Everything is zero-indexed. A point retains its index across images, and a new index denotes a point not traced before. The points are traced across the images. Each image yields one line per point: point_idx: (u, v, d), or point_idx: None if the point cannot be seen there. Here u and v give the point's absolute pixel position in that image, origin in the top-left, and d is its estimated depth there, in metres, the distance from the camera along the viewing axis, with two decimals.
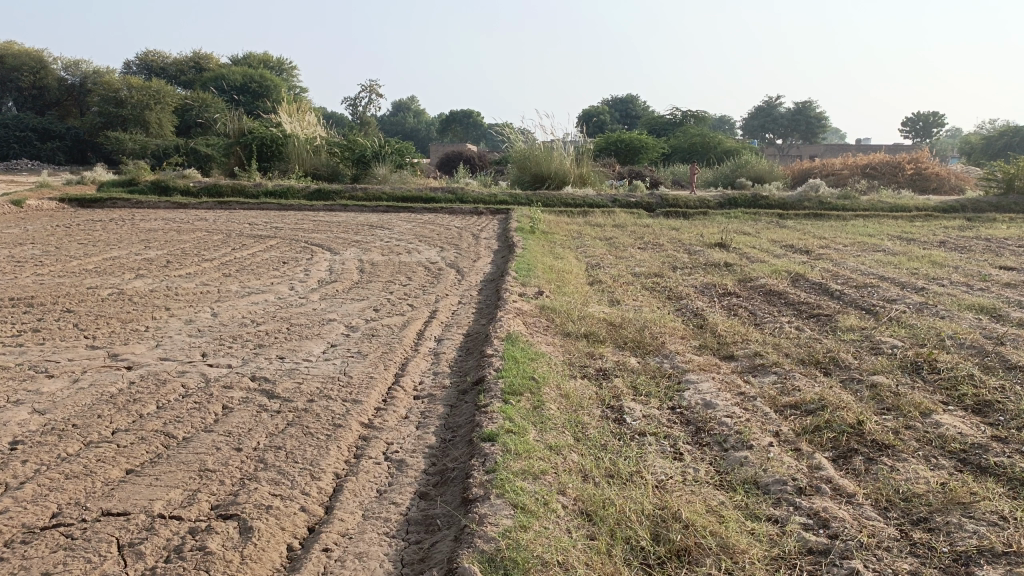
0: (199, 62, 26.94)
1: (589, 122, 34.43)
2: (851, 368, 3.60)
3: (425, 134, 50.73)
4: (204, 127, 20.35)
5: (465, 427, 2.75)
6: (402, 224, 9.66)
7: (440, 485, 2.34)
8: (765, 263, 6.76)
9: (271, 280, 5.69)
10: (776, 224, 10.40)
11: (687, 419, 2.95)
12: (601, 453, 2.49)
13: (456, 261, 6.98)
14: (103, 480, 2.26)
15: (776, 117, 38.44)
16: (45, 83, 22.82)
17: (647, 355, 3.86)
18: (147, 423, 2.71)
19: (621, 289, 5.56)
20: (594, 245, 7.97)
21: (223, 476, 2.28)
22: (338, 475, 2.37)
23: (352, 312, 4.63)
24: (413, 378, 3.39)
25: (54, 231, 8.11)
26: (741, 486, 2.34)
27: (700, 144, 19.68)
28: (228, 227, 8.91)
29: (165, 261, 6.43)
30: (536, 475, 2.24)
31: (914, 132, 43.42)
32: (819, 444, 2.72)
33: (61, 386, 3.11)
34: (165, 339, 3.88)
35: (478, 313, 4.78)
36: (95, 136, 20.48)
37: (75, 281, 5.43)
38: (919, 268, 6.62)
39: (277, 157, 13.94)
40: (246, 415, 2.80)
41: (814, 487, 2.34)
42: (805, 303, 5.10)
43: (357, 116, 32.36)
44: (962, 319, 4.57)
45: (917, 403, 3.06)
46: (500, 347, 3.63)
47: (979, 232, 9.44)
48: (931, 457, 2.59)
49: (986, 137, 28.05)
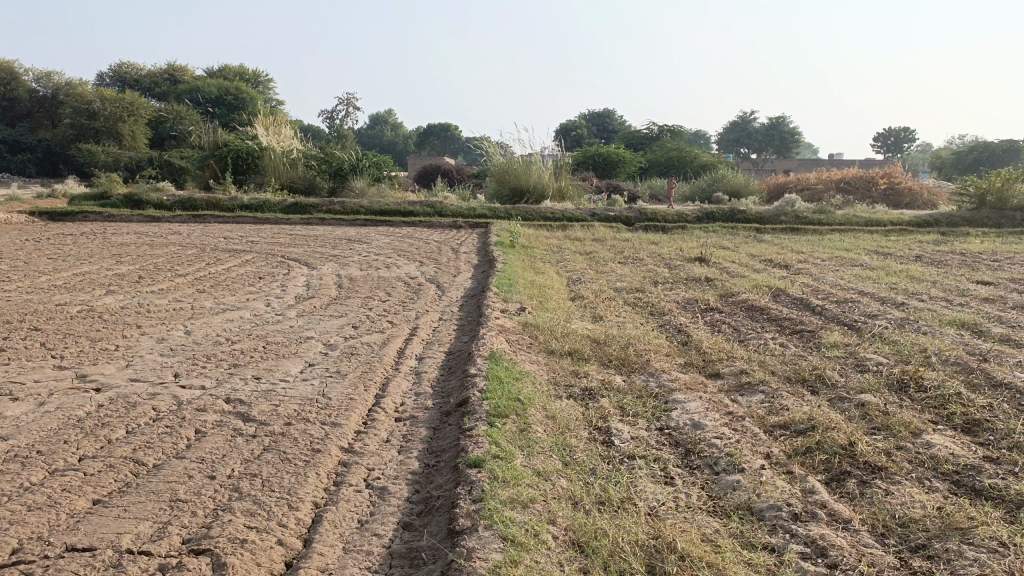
0: (174, 73, 26.69)
1: (567, 135, 34.54)
2: (838, 387, 3.56)
3: (403, 147, 50.58)
4: (179, 139, 20.14)
5: (449, 451, 2.67)
6: (380, 238, 9.57)
7: (425, 514, 2.25)
8: (745, 278, 6.75)
9: (246, 296, 5.56)
10: (753, 238, 10.41)
11: (676, 440, 2.88)
12: (590, 479, 2.41)
13: (436, 276, 6.89)
14: (69, 511, 2.14)
15: (752, 131, 38.84)
16: (16, 95, 22.41)
17: (632, 373, 3.80)
18: (115, 449, 2.59)
19: (604, 305, 5.50)
20: (574, 259, 7.93)
21: (196, 507, 2.17)
22: (318, 505, 2.26)
23: (330, 330, 4.52)
24: (393, 399, 3.29)
25: (23, 246, 7.91)
26: (735, 512, 2.28)
27: (677, 158, 19.77)
28: (202, 241, 8.74)
29: (137, 276, 6.28)
30: (525, 504, 2.16)
31: (886, 147, 44.18)
32: (812, 466, 2.66)
33: (26, 410, 2.97)
34: (136, 359, 3.75)
35: (460, 330, 4.70)
36: (66, 147, 20.14)
37: (42, 298, 5.26)
38: (898, 283, 6.63)
39: (253, 170, 13.78)
40: (220, 440, 2.69)
41: (810, 512, 2.29)
42: (787, 319, 5.08)
43: (334, 129, 32.18)
44: (945, 335, 4.56)
45: (907, 423, 3.02)
46: (483, 366, 3.54)
47: (954, 247, 9.54)
48: (925, 480, 2.54)
49: (955, 152, 28.50)
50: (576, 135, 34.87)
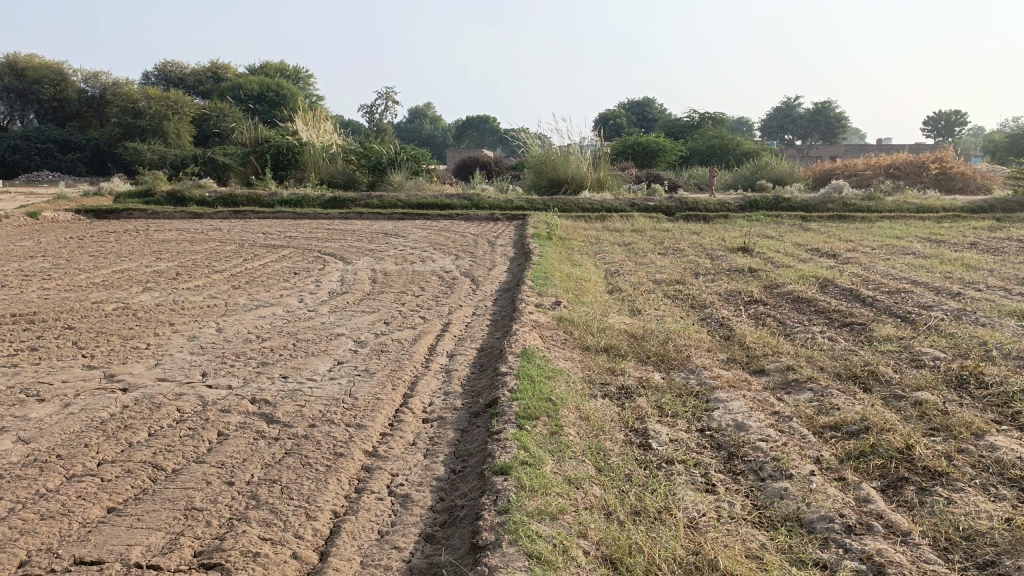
0: (216, 71, 27.09)
1: (606, 125, 34.40)
2: (892, 384, 3.34)
3: (442, 140, 50.49)
4: (221, 136, 20.40)
5: (475, 456, 2.55)
6: (417, 231, 9.51)
7: (449, 525, 2.14)
8: (791, 268, 6.50)
9: (280, 292, 5.52)
10: (799, 227, 10.07)
11: (718, 443, 2.71)
12: (626, 487, 2.27)
13: (471, 269, 6.77)
14: (81, 520, 2.07)
15: (796, 117, 37.89)
16: (65, 95, 22.91)
17: (671, 370, 3.64)
18: (135, 454, 2.52)
19: (642, 298, 5.33)
20: (612, 251, 7.74)
21: (211, 517, 2.08)
22: (337, 514, 2.16)
23: (361, 326, 4.44)
24: (422, 399, 3.18)
25: (66, 244, 8.00)
26: (782, 524, 2.11)
27: (719, 146, 19.31)
28: (241, 237, 8.76)
29: (175, 273, 6.28)
30: (554, 516, 2.02)
31: (936, 131, 42.82)
32: (866, 472, 2.47)
33: (50, 411, 2.93)
34: (165, 358, 3.70)
35: (493, 326, 4.57)
36: (113, 146, 20.54)
37: (80, 296, 5.28)
38: (953, 271, 6.31)
39: (293, 165, 13.85)
40: (241, 444, 2.60)
41: (865, 524, 2.11)
42: (837, 311, 4.84)
43: (373, 124, 32.32)
44: (1005, 327, 4.28)
45: (968, 423, 2.80)
46: (515, 364, 3.42)
47: (1011, 233, 9.10)
48: (990, 487, 2.33)
49: (1009, 136, 27.49)
50: (615, 124, 34.65)
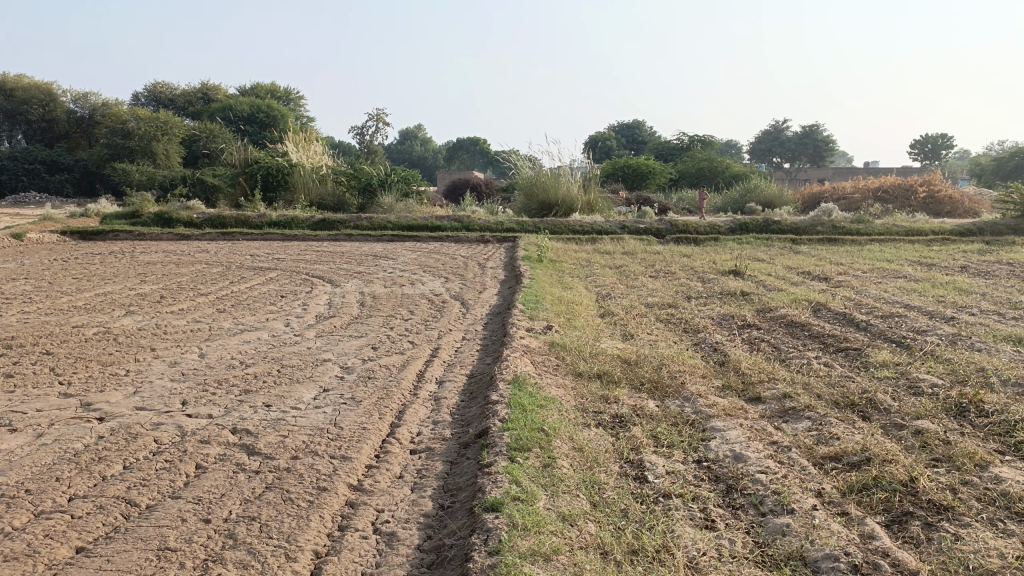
0: (207, 93, 27.06)
1: (595, 147, 34.61)
2: (892, 413, 3.26)
3: (432, 161, 50.58)
4: (211, 158, 20.32)
5: (465, 491, 2.45)
6: (407, 253, 9.43)
7: (436, 566, 2.04)
8: (783, 292, 6.44)
9: (266, 315, 5.41)
10: (789, 250, 10.05)
11: (716, 475, 2.63)
12: (621, 524, 2.18)
13: (461, 293, 6.67)
14: (47, 561, 1.96)
15: (785, 140, 38.14)
16: (53, 116, 22.79)
17: (666, 397, 3.55)
18: (108, 488, 2.41)
19: (635, 322, 5.26)
20: (604, 274, 7.68)
21: (185, 558, 1.97)
22: (318, 554, 2.06)
23: (348, 352, 4.33)
24: (409, 429, 3.08)
25: (50, 266, 7.86)
26: (786, 564, 2.02)
27: (708, 169, 19.37)
28: (229, 259, 8.64)
29: (159, 296, 6.16)
30: (547, 556, 1.93)
31: (923, 155, 43.20)
32: (869, 506, 2.39)
33: (22, 442, 2.81)
34: (144, 385, 3.58)
35: (483, 352, 4.47)
36: (102, 167, 20.40)
37: (61, 320, 5.16)
38: (945, 295, 6.27)
39: (283, 186, 13.75)
40: (220, 478, 2.49)
41: (871, 563, 2.02)
42: (831, 336, 4.77)
43: (364, 144, 32.36)
44: (1001, 352, 4.23)
45: (970, 453, 2.72)
46: (505, 392, 3.31)
47: (1000, 256, 9.11)
48: (997, 521, 2.25)
49: (996, 159, 27.74)
50: (604, 147, 34.84)
